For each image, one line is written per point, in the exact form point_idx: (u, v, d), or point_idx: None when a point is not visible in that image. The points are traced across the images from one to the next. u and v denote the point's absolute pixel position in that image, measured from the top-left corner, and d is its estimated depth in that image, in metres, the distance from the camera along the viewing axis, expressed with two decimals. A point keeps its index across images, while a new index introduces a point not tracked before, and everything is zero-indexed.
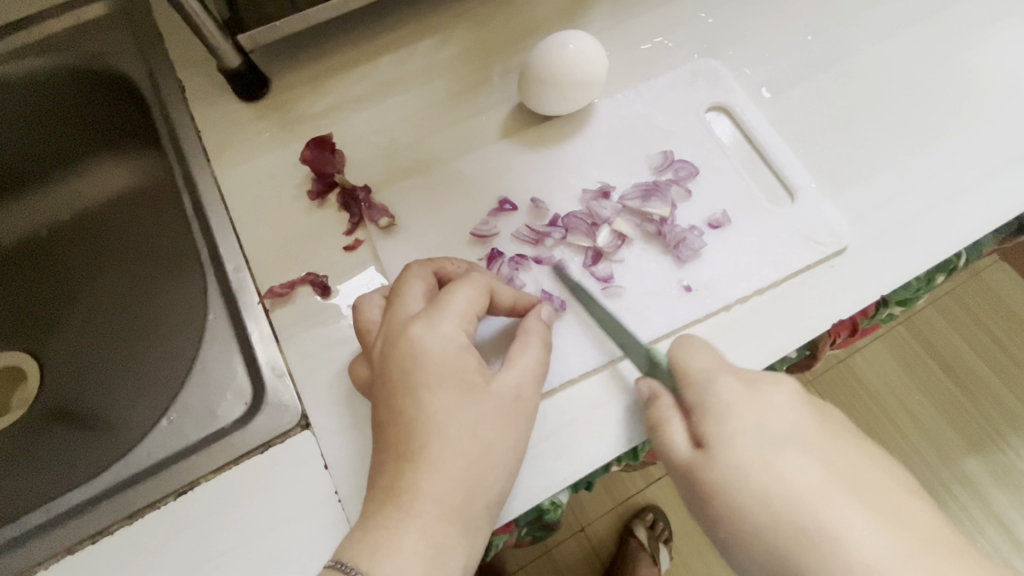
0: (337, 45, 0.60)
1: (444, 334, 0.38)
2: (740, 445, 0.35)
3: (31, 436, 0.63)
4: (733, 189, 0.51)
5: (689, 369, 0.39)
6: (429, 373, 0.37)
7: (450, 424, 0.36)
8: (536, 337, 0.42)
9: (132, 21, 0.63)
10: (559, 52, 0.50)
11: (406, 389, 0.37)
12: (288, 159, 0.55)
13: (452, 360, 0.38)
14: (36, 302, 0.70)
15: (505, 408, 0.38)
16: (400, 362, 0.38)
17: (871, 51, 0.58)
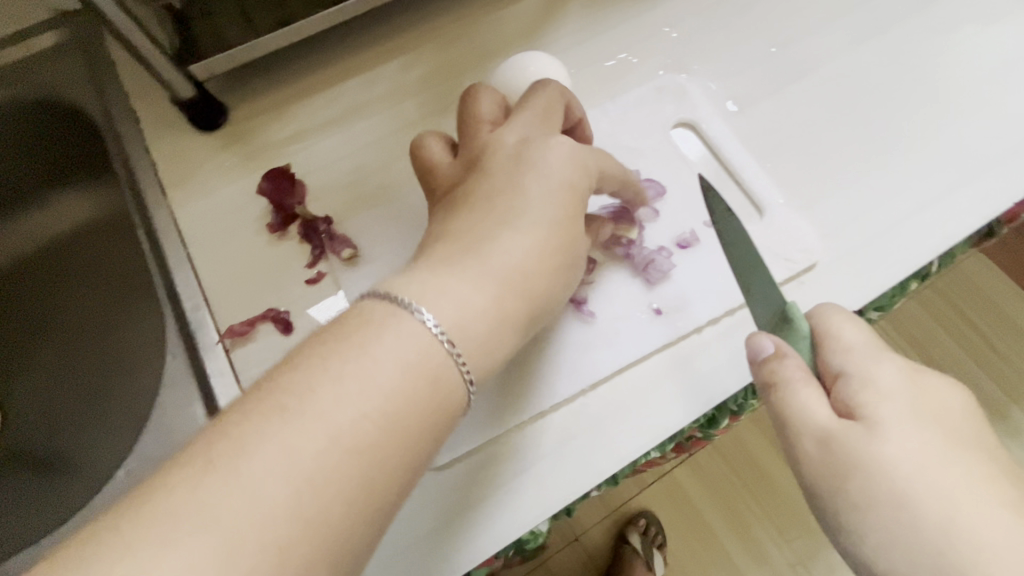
0: (297, 70, 0.58)
1: (554, 142, 0.38)
2: (896, 434, 0.32)
3: None
4: (701, 207, 0.50)
5: (844, 342, 0.36)
6: (530, 152, 0.37)
7: (528, 213, 0.35)
8: (608, 194, 0.42)
9: (84, 47, 0.61)
10: (520, 74, 0.49)
11: (509, 167, 0.37)
12: (248, 191, 0.54)
13: (559, 159, 0.37)
14: None
15: (580, 236, 0.39)
16: (506, 148, 0.38)
17: (835, 62, 0.58)
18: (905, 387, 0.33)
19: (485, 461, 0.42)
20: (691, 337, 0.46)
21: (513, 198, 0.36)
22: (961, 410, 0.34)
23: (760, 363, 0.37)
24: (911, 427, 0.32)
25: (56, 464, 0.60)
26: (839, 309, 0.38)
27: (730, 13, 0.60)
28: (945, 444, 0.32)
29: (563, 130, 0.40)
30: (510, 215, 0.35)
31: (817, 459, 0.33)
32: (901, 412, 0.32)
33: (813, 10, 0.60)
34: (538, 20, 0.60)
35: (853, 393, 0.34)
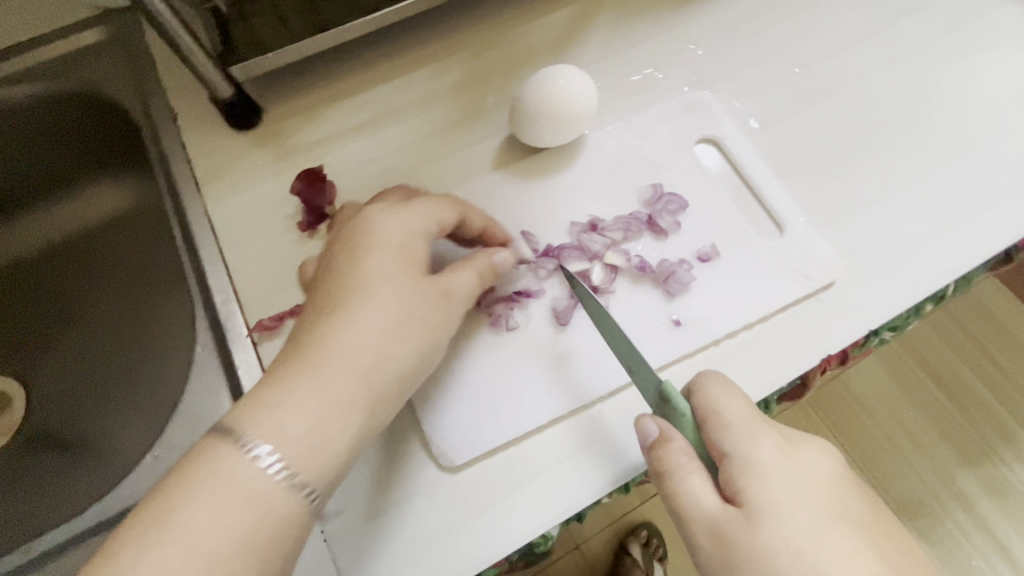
0: (330, 73, 0.60)
1: (401, 224, 0.41)
2: (794, 512, 0.33)
3: (14, 465, 0.62)
4: (721, 221, 0.51)
5: (724, 419, 0.37)
6: (372, 238, 0.40)
7: (380, 286, 0.38)
8: (474, 267, 0.44)
9: (126, 44, 0.63)
10: (549, 86, 0.50)
11: (358, 247, 0.40)
12: (281, 189, 0.55)
13: (399, 245, 0.40)
14: (21, 325, 0.69)
15: (434, 304, 0.40)
16: (355, 229, 0.41)
17: (858, 85, 0.59)
18: (784, 462, 0.35)
19: (501, 462, 0.44)
20: (709, 349, 0.47)
21: (356, 267, 0.39)
22: (845, 483, 0.36)
23: (651, 445, 0.39)
24: (801, 506, 0.34)
25: (81, 447, 0.61)
26: (719, 379, 0.40)
27: (752, 33, 0.61)
28: (825, 516, 0.34)
29: (423, 212, 0.42)
30: (356, 287, 0.38)
31: (711, 547, 0.34)
32: (797, 492, 0.34)
33: (837, 32, 0.61)
34: (566, 33, 0.62)
35: (738, 475, 0.35)
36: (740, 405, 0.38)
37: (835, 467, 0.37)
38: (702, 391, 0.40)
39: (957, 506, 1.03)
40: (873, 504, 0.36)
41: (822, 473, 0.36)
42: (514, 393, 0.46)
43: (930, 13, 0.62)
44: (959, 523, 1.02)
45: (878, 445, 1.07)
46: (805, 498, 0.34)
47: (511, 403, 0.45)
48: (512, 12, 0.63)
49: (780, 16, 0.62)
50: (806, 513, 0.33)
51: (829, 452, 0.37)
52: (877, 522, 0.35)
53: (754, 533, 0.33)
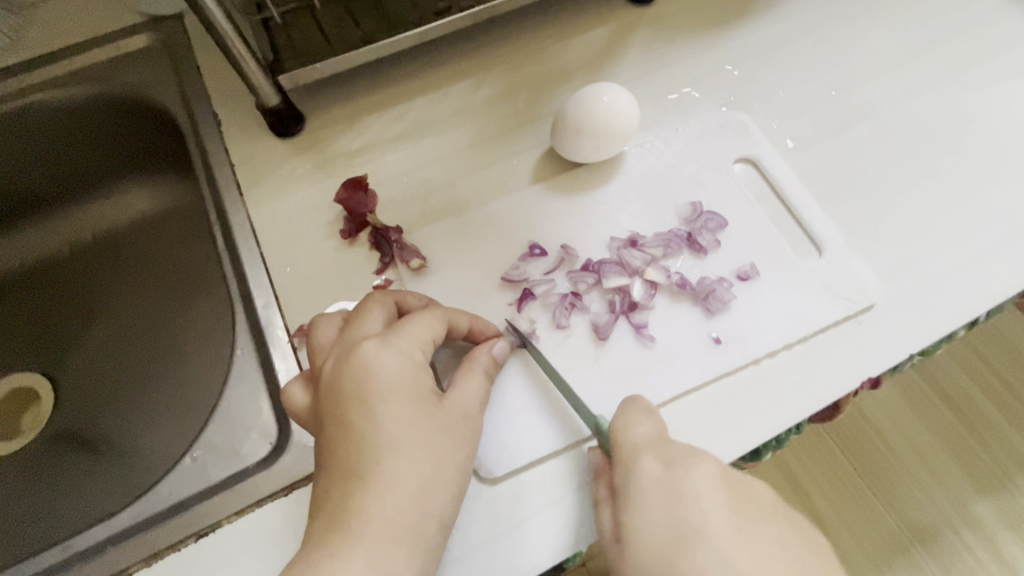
0: (373, 84, 0.61)
1: (406, 364, 0.39)
2: (650, 538, 0.35)
3: (37, 461, 0.63)
4: (760, 240, 0.51)
5: (623, 448, 0.39)
6: (383, 381, 0.37)
7: (407, 432, 0.36)
8: (477, 368, 0.42)
9: (173, 51, 0.65)
10: (592, 104, 0.51)
11: (369, 403, 0.37)
12: (322, 197, 0.56)
13: (410, 385, 0.38)
14: (50, 319, 0.70)
15: (455, 434, 0.38)
16: (355, 380, 0.37)
17: (893, 110, 0.59)
18: (656, 489, 0.36)
19: (540, 477, 0.44)
20: (748, 368, 0.47)
21: (373, 415, 0.37)
22: (722, 500, 0.36)
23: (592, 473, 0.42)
24: (656, 528, 0.35)
25: (102, 447, 0.62)
26: (636, 408, 0.40)
27: (788, 55, 0.62)
28: (693, 540, 0.35)
29: (416, 340, 0.40)
30: (367, 451, 0.36)
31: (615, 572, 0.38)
32: (665, 521, 0.35)
33: (872, 57, 0.62)
34: (604, 51, 0.62)
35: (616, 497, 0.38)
36: (658, 430, 0.39)
37: (720, 481, 0.37)
38: (620, 424, 0.40)
39: (969, 531, 1.01)
40: (766, 515, 0.36)
41: (700, 493, 0.36)
42: (557, 407, 0.46)
43: (966, 42, 0.62)
44: (967, 544, 1.00)
45: (890, 470, 1.05)
46: (669, 510, 0.36)
47: (553, 416, 0.45)
48: (551, 29, 0.64)
49: (816, 40, 0.63)
50: (672, 532, 0.35)
51: (715, 471, 0.37)
52: (747, 534, 0.35)
53: (626, 553, 0.36)
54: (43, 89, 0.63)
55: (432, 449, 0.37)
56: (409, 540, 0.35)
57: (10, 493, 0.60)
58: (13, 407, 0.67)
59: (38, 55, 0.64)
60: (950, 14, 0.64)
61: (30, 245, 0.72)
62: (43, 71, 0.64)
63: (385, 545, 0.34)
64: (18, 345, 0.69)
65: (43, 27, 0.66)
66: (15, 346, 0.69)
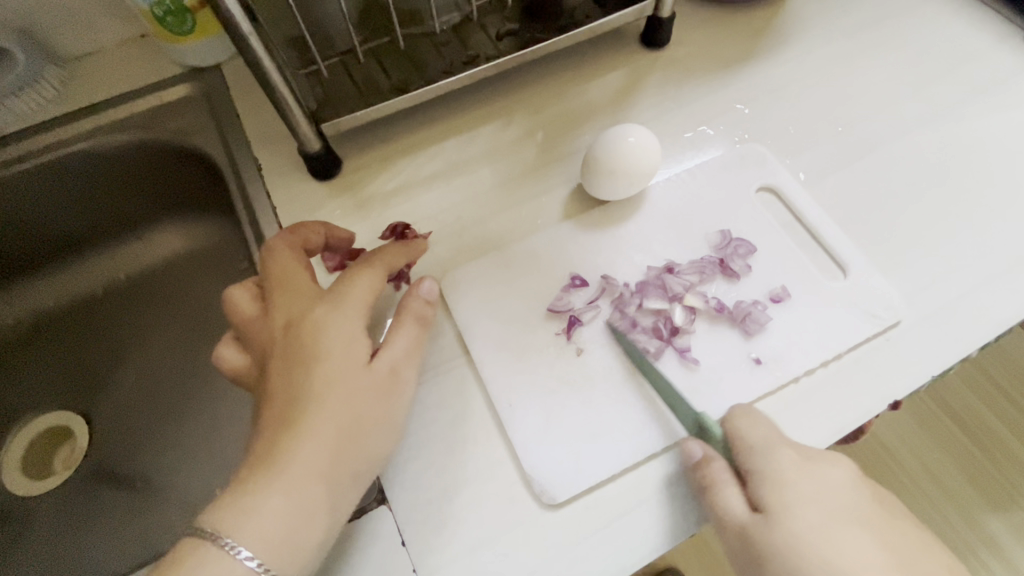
0: (405, 127, 0.64)
1: (344, 321, 0.42)
2: (801, 514, 0.38)
3: (79, 496, 0.66)
4: (789, 263, 0.54)
5: (747, 441, 0.42)
6: (321, 336, 0.41)
7: (338, 381, 0.40)
8: (412, 317, 0.45)
9: (211, 100, 0.68)
10: (619, 144, 0.54)
11: (305, 359, 0.40)
12: (361, 235, 0.58)
13: (345, 340, 0.41)
14: (92, 355, 0.74)
15: (379, 386, 0.42)
16: (295, 338, 0.41)
17: (897, 141, 0.63)
18: (800, 474, 0.40)
19: (591, 502, 0.45)
20: (788, 387, 0.48)
21: (309, 366, 0.40)
22: (863, 491, 0.40)
23: (694, 464, 0.43)
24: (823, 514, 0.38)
25: (141, 484, 0.65)
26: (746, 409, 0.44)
27: (794, 93, 0.66)
28: (844, 518, 0.38)
29: (354, 302, 0.43)
30: (299, 400, 0.40)
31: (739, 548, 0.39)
32: (818, 507, 0.38)
33: (871, 94, 0.66)
34: (623, 93, 0.66)
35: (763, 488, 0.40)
36: (773, 427, 0.43)
37: (853, 477, 0.41)
38: (733, 421, 0.43)
39: (986, 550, 1.01)
40: (886, 505, 0.41)
41: (836, 485, 0.40)
42: (607, 430, 0.47)
43: (956, 79, 0.67)
44: (985, 564, 1.00)
45: (904, 490, 1.06)
46: (821, 486, 0.39)
47: (603, 440, 0.46)
48: (570, 73, 0.67)
49: (816, 79, 0.68)
50: (838, 505, 0.39)
51: (845, 465, 0.41)
52: (884, 524, 0.39)
53: (772, 529, 0.38)
54: (88, 138, 0.67)
55: (353, 401, 0.40)
56: (330, 483, 0.38)
57: (61, 526, 0.64)
58: (56, 442, 0.71)
59: (84, 108, 0.68)
60: (938, 55, 0.69)
61: (72, 284, 0.77)
62: (89, 120, 0.67)
63: (307, 488, 0.38)
64: (58, 383, 0.73)
65: (87, 81, 0.69)
66: (60, 382, 0.73)
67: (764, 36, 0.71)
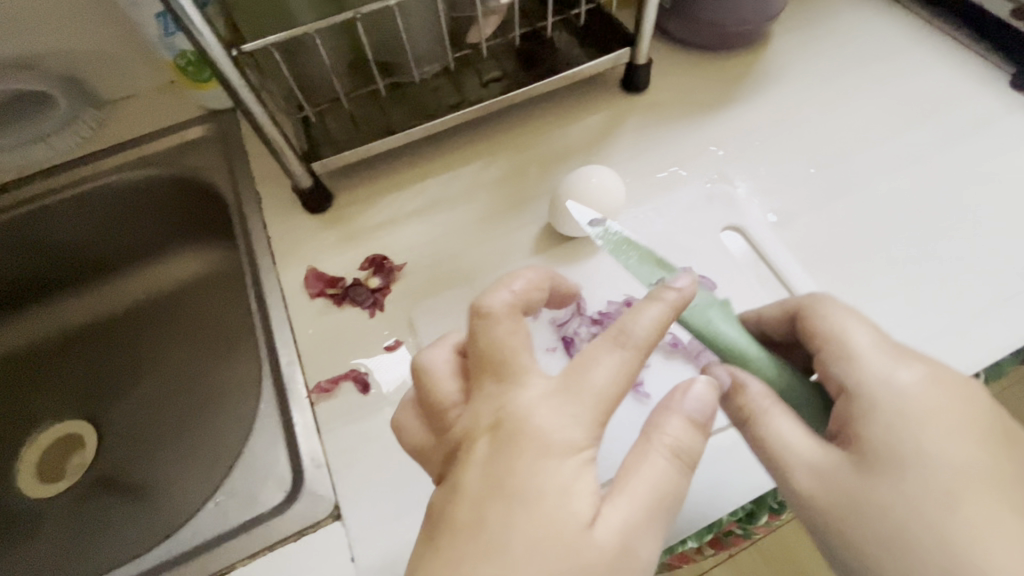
0: (393, 165, 0.68)
1: (562, 465, 0.31)
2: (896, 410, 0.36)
3: (83, 501, 0.72)
4: (746, 304, 0.56)
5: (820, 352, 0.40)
6: (536, 441, 0.31)
7: (561, 561, 0.29)
8: (664, 452, 0.34)
9: (226, 140, 0.75)
10: (584, 184, 0.57)
11: (514, 505, 0.30)
12: (344, 264, 0.62)
13: (570, 500, 0.30)
14: (109, 369, 0.81)
15: (603, 561, 0.30)
16: (506, 468, 0.31)
17: (871, 184, 0.64)
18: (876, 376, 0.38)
19: None
20: None
21: (522, 489, 0.30)
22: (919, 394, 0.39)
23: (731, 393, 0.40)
24: (944, 440, 0.35)
25: (138, 492, 0.70)
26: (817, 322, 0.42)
27: (769, 135, 0.68)
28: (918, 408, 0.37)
29: (591, 408, 0.32)
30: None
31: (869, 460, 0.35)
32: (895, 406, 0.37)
33: (847, 137, 0.68)
34: (601, 135, 0.69)
35: (854, 425, 0.36)
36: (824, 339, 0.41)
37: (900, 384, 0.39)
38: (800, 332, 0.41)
39: None
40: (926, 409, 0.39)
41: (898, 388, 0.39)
42: None
43: (935, 123, 0.68)
44: None
45: None
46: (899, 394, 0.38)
47: None
48: (553, 116, 0.71)
49: (791, 122, 0.69)
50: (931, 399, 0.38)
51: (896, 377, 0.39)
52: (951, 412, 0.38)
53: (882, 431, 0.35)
54: (116, 172, 0.74)
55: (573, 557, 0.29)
56: None
57: (64, 528, 0.69)
58: (67, 449, 0.77)
59: (116, 146, 0.76)
60: (918, 99, 0.70)
61: (97, 303, 0.84)
62: (119, 157, 0.75)
63: None
64: (77, 395, 0.80)
65: (120, 122, 0.78)
66: (78, 393, 0.80)
67: (746, 79, 0.73)
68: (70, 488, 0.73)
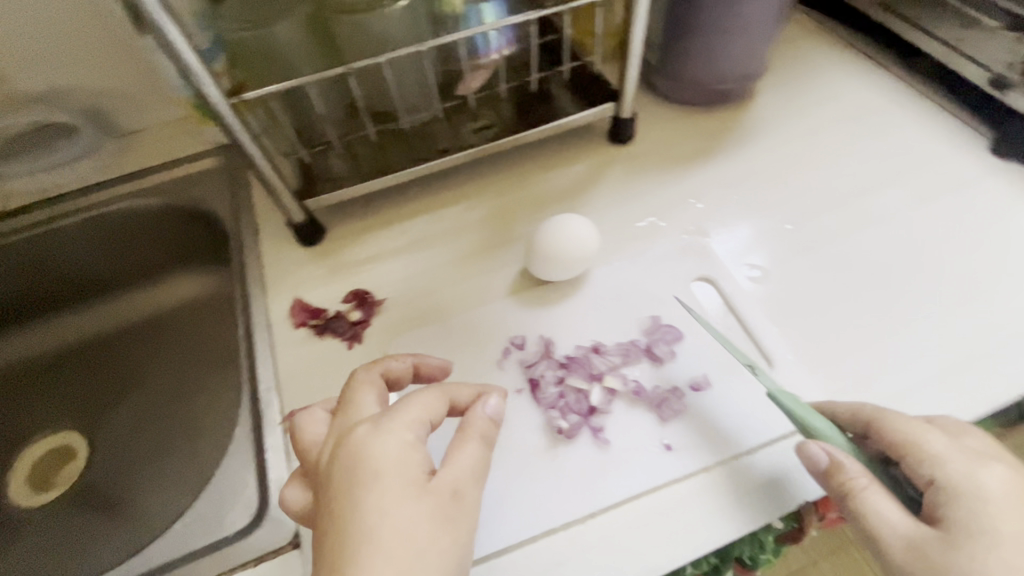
0: (385, 202, 0.72)
1: (388, 443, 0.39)
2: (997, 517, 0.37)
3: (65, 513, 0.73)
4: (716, 353, 0.56)
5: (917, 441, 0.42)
6: (372, 466, 0.38)
7: (394, 512, 0.36)
8: (475, 436, 0.43)
9: (231, 172, 0.79)
10: (558, 232, 0.59)
11: (360, 484, 0.38)
12: (328, 296, 0.64)
13: (397, 458, 0.39)
14: (103, 384, 0.84)
15: (437, 508, 0.38)
16: (345, 465, 0.39)
17: (845, 242, 0.65)
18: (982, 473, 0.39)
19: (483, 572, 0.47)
20: (698, 476, 0.49)
21: (369, 476, 0.38)
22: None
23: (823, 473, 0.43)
24: None
25: (118, 507, 0.72)
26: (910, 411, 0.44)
27: (748, 190, 0.70)
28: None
29: (410, 417, 0.41)
30: (352, 540, 0.36)
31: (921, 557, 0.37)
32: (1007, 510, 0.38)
33: (824, 194, 0.69)
34: (585, 182, 0.72)
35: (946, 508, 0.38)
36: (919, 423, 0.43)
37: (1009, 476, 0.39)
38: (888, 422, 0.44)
39: None
40: None
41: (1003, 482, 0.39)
42: (512, 500, 0.49)
43: (913, 183, 0.69)
44: None
45: None
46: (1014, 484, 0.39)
47: (508, 511, 0.49)
48: (541, 163, 0.74)
49: (770, 177, 0.71)
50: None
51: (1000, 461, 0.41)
52: None
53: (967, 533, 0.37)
54: (126, 198, 0.79)
55: (417, 528, 0.37)
56: None
57: (44, 540, 0.71)
58: (56, 461, 0.79)
59: (128, 175, 0.80)
60: (897, 160, 0.72)
61: (99, 319, 0.88)
62: (131, 184, 0.80)
63: None
64: (70, 407, 0.83)
65: (135, 152, 0.83)
66: (71, 405, 0.83)
67: (728, 134, 0.75)
68: (55, 500, 0.75)
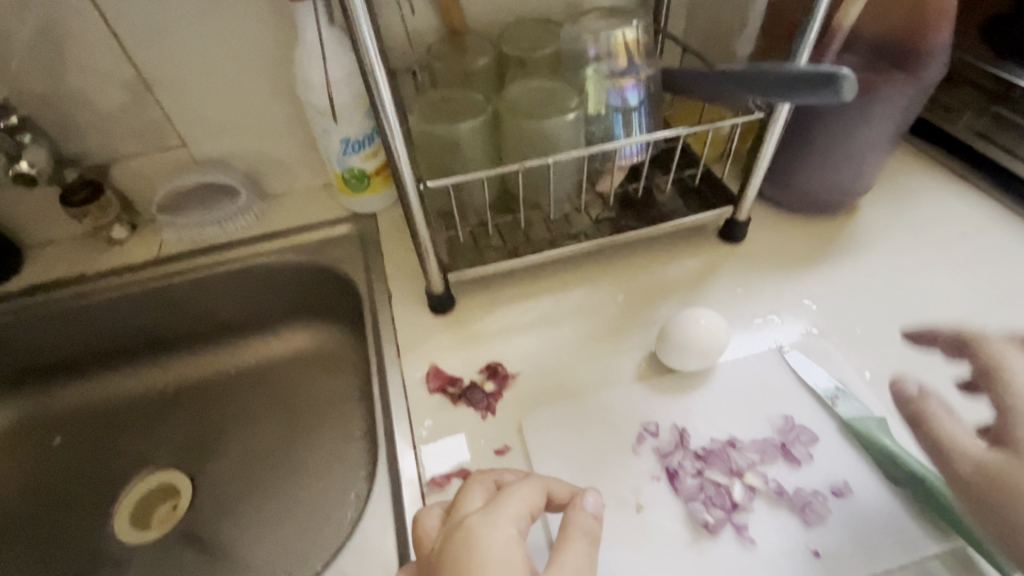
0: (511, 278, 0.76)
1: (500, 534, 0.40)
2: None
3: (171, 553, 0.76)
4: (852, 460, 0.57)
5: None
6: (484, 556, 0.38)
7: None
8: (580, 533, 0.44)
9: (365, 239, 0.87)
10: (692, 325, 0.62)
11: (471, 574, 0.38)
12: (461, 365, 0.68)
13: (508, 551, 0.39)
14: (211, 426, 0.88)
15: None
16: (455, 552, 0.39)
17: (968, 357, 0.66)
18: None
19: None
20: None
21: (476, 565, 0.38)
22: None
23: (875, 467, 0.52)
24: None
25: (224, 554, 0.73)
26: None
27: (864, 296, 0.73)
28: None
29: (514, 512, 0.42)
30: None
31: None
32: None
33: (941, 307, 0.71)
34: (701, 275, 0.76)
35: None
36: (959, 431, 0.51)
37: None
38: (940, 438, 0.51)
39: None
40: None
41: None
42: None
43: None
44: None
45: None
46: None
47: None
48: (657, 254, 0.79)
49: (884, 286, 0.74)
50: None
51: None
52: None
53: None
54: (267, 255, 0.87)
55: None
56: None
57: None
58: (161, 499, 0.82)
59: (274, 232, 0.89)
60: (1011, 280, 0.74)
61: (214, 362, 0.93)
62: (273, 242, 0.88)
63: None
64: (178, 445, 0.86)
65: (278, 213, 0.91)
66: (180, 443, 0.86)
67: (836, 240, 0.79)
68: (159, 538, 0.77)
